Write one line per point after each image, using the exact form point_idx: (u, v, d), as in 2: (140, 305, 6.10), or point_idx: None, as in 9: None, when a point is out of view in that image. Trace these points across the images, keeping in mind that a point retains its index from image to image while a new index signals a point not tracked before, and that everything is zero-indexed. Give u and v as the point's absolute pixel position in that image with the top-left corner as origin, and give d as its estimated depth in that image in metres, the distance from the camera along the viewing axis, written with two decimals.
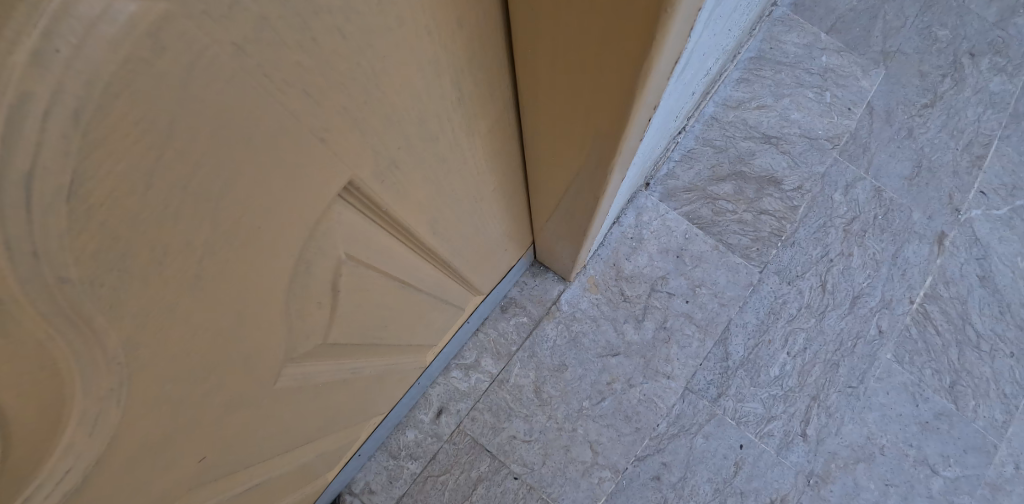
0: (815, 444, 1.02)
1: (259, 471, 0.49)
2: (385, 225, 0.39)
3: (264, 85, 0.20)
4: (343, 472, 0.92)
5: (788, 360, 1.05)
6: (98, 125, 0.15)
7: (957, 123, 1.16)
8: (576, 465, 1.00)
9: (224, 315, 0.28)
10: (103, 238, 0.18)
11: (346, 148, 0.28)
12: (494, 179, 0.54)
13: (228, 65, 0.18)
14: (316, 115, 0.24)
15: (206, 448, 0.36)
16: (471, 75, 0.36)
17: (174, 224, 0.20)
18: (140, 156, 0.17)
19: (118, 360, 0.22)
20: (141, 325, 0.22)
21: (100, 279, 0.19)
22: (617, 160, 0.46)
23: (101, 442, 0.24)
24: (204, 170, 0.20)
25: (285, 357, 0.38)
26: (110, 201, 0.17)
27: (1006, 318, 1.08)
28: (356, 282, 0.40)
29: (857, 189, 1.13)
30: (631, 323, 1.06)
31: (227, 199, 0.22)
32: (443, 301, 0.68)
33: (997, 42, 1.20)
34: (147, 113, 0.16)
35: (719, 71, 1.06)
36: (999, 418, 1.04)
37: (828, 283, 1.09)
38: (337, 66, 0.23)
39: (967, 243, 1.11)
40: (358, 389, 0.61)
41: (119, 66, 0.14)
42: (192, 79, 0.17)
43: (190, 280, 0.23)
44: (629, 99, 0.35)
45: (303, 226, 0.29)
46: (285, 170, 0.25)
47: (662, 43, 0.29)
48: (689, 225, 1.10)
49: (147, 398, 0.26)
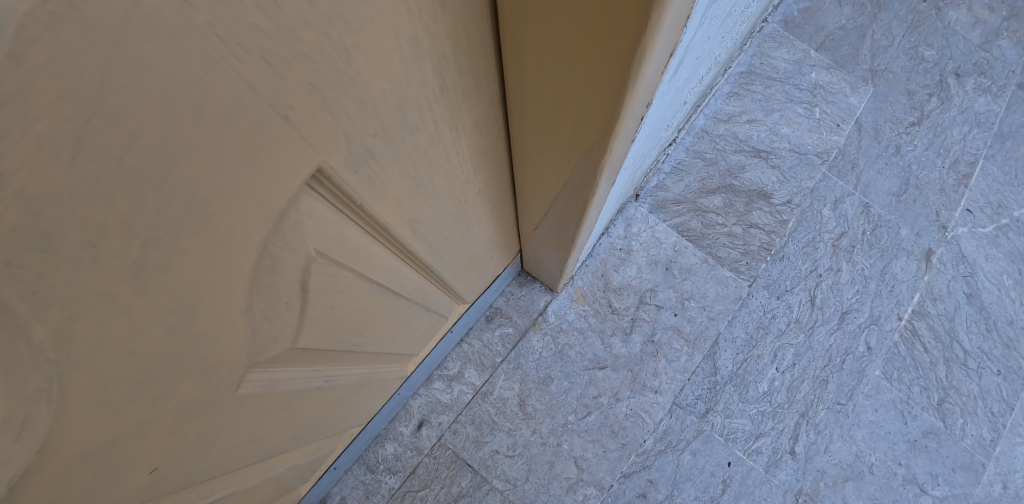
0: (803, 461, 1.00)
1: (222, 484, 0.47)
2: (360, 222, 0.37)
3: (216, 48, 0.18)
4: (318, 485, 0.89)
5: (776, 375, 1.04)
6: (11, 76, 0.13)
7: (944, 141, 1.17)
8: (560, 481, 0.98)
9: (175, 309, 0.26)
10: (20, 212, 0.16)
11: (313, 130, 0.26)
12: (479, 180, 0.52)
13: (171, 20, 0.16)
14: (278, 90, 0.22)
15: (159, 458, 0.34)
16: (454, 64, 0.35)
17: (109, 201, 0.18)
18: (60, 117, 0.15)
19: (47, 356, 0.20)
20: (73, 316, 0.20)
21: (19, 260, 0.17)
22: (607, 164, 0.45)
23: (28, 449, 0.22)
24: (143, 142, 0.18)
25: (250, 360, 0.36)
26: (27, 168, 0.15)
27: (993, 336, 1.08)
28: (328, 282, 0.38)
29: (846, 205, 1.12)
30: (618, 336, 1.04)
31: (175, 177, 0.20)
32: (425, 308, 0.66)
33: (981, 63, 1.21)
34: (71, 66, 0.14)
35: (710, 83, 1.06)
36: (987, 436, 1.03)
37: (817, 298, 1.08)
38: (303, 36, 0.22)
39: (954, 260, 1.11)
40: (332, 399, 0.59)
41: (35, 7, 0.13)
42: (126, 30, 0.15)
43: (131, 265, 0.21)
44: (620, 94, 0.34)
45: (265, 214, 0.27)
46: (243, 148, 0.23)
47: (657, 31, 0.28)
48: (678, 238, 1.09)
49: (85, 400, 0.24)
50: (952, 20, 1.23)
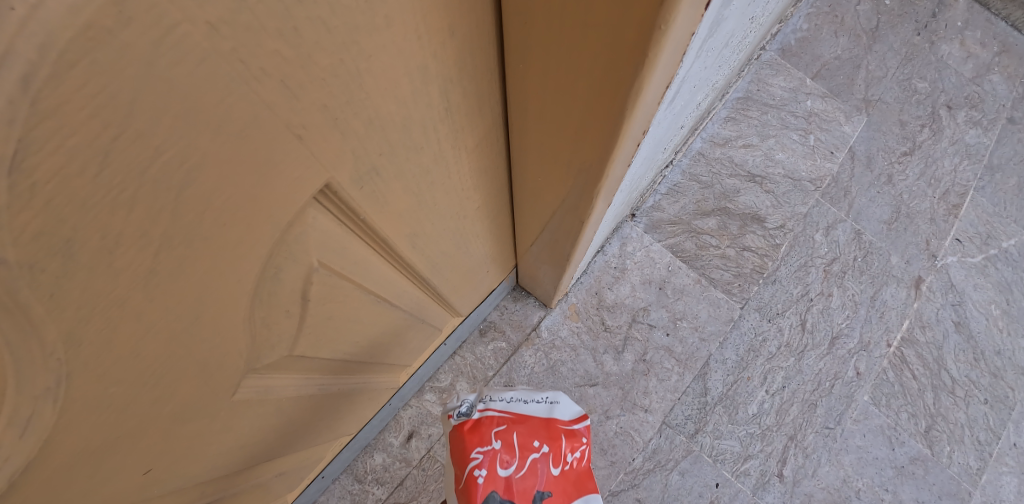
0: (791, 485, 1.01)
1: (212, 489, 0.47)
2: (362, 235, 0.38)
3: (239, 71, 0.20)
4: (304, 493, 0.88)
5: (766, 398, 1.05)
6: (51, 94, 0.15)
7: (935, 172, 1.19)
8: None
9: (182, 315, 0.27)
10: (46, 219, 0.17)
11: (323, 147, 0.27)
12: (479, 197, 0.53)
13: (200, 46, 0.18)
14: (294, 110, 0.24)
15: (153, 460, 0.35)
16: (460, 88, 0.36)
17: (128, 210, 0.20)
18: (91, 134, 0.17)
19: (56, 356, 0.21)
20: (83, 319, 0.21)
21: (41, 264, 0.18)
22: (603, 187, 0.46)
23: (32, 445, 0.23)
24: (165, 156, 0.20)
25: (247, 366, 0.37)
26: (56, 179, 0.16)
27: (980, 365, 1.10)
28: (327, 294, 0.39)
29: (837, 231, 1.14)
30: (610, 354, 1.05)
31: (192, 189, 0.22)
32: (420, 321, 0.67)
33: (973, 97, 1.24)
34: (107, 86, 0.16)
35: (707, 108, 1.08)
36: (974, 464, 1.04)
37: (808, 322, 1.09)
38: (319, 60, 0.23)
39: (943, 288, 1.13)
40: (324, 407, 0.60)
41: (78, 33, 0.14)
42: (157, 56, 0.17)
43: (143, 273, 0.23)
44: (617, 121, 0.35)
45: (272, 225, 0.28)
46: (256, 164, 0.24)
47: (655, 64, 0.29)
48: (673, 258, 1.11)
49: (89, 401, 0.25)
50: (945, 53, 1.25)
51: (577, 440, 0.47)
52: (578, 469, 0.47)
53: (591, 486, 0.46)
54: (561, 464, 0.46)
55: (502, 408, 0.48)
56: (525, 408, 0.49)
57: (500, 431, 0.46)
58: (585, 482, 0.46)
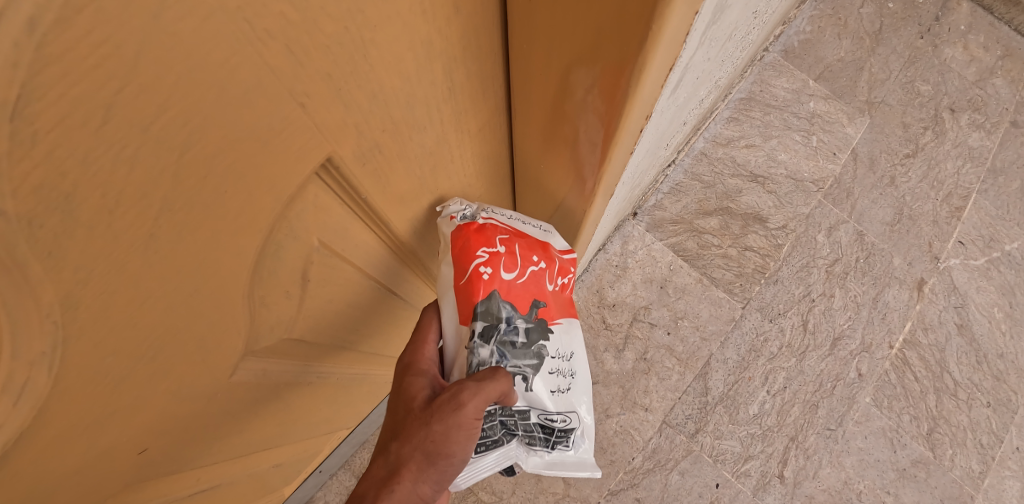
0: (792, 486, 1.01)
1: (213, 474, 0.52)
2: (361, 213, 0.44)
3: (243, 30, 0.24)
4: (303, 486, 0.89)
5: (767, 398, 1.05)
6: (56, 39, 0.17)
7: (937, 175, 1.18)
8: (547, 495, 0.98)
9: (181, 285, 0.31)
10: (48, 171, 0.19)
11: (326, 116, 0.32)
12: (476, 183, 0.59)
13: (205, 4, 0.21)
14: (297, 76, 0.28)
15: (148, 440, 0.38)
16: (440, 59, 0.39)
17: (129, 169, 0.23)
18: (95, 85, 0.19)
19: (54, 318, 0.24)
20: (81, 281, 0.24)
21: (40, 219, 0.20)
22: (606, 174, 0.50)
23: (27, 411, 0.25)
24: (167, 116, 0.23)
25: (246, 347, 0.42)
26: (59, 128, 0.19)
27: (983, 368, 1.10)
28: (327, 273, 0.46)
29: (840, 232, 1.14)
30: (610, 352, 1.06)
31: (193, 152, 0.25)
32: (414, 311, 0.72)
33: (976, 100, 1.23)
34: (111, 36, 0.19)
35: (709, 108, 1.09)
36: (977, 468, 1.04)
37: (809, 322, 1.10)
38: (324, 28, 0.28)
39: (946, 290, 1.12)
40: (323, 397, 0.65)
41: None
42: (164, 9, 0.20)
43: (143, 235, 0.26)
44: (620, 105, 0.39)
45: (274, 197, 0.34)
46: (260, 132, 0.29)
47: (653, 51, 0.33)
48: (675, 257, 1.11)
49: (86, 367, 0.28)
50: (948, 56, 1.25)
51: (565, 268, 0.57)
52: (562, 293, 0.57)
53: (570, 309, 0.57)
54: (553, 282, 0.56)
55: (505, 224, 0.54)
56: (524, 229, 0.56)
57: (504, 239, 0.53)
58: (566, 304, 0.57)
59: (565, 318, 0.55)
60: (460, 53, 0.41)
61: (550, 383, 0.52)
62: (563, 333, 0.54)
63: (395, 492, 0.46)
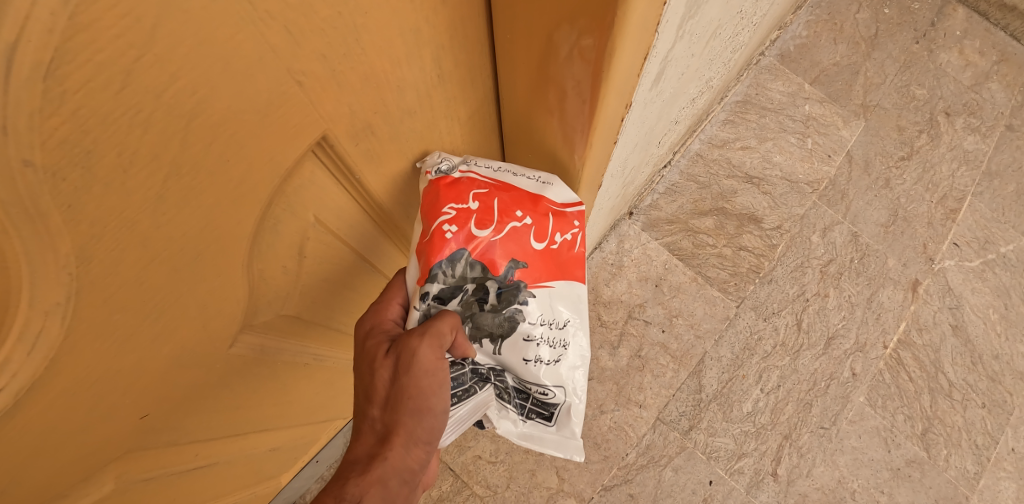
0: (785, 484, 1.02)
1: (210, 452, 0.54)
2: (355, 192, 0.46)
3: (247, 10, 0.26)
4: (298, 479, 0.90)
5: (761, 396, 1.06)
6: (86, 10, 0.20)
7: (932, 177, 1.19)
8: (540, 490, 0.99)
9: (185, 250, 0.33)
10: (72, 127, 0.22)
11: (323, 96, 0.34)
12: None
13: None
14: (296, 56, 0.30)
15: (149, 406, 0.40)
16: (431, 47, 0.40)
17: (143, 132, 0.25)
18: (116, 53, 0.22)
19: (69, 269, 0.27)
20: (95, 236, 0.27)
21: (63, 173, 0.23)
22: (584, 163, 0.52)
23: (38, 362, 0.28)
24: (178, 83, 0.25)
25: (244, 320, 0.45)
26: (84, 90, 0.22)
27: (978, 369, 1.11)
28: (321, 251, 0.48)
29: (834, 233, 1.15)
30: (605, 349, 1.06)
31: (200, 120, 0.28)
32: None
33: (971, 104, 1.24)
34: (133, 9, 0.21)
35: (705, 110, 1.10)
36: (972, 468, 1.05)
37: (804, 321, 1.10)
38: (319, 11, 0.29)
39: (941, 292, 1.13)
40: (318, 381, 0.68)
41: None
42: None
43: (154, 195, 0.28)
44: (594, 88, 0.41)
45: (274, 170, 0.36)
46: (261, 107, 0.31)
47: (621, 29, 0.35)
48: (669, 256, 1.11)
49: (95, 321, 0.30)
50: (943, 61, 1.26)
51: (566, 223, 0.51)
52: (565, 252, 0.52)
53: (574, 270, 0.52)
54: (544, 240, 0.51)
55: (489, 175, 0.51)
56: (516, 181, 0.52)
57: (480, 195, 0.50)
58: (569, 266, 0.52)
59: (562, 280, 0.51)
60: (451, 42, 0.42)
61: (523, 352, 0.50)
62: (549, 296, 0.50)
63: (387, 458, 0.48)
